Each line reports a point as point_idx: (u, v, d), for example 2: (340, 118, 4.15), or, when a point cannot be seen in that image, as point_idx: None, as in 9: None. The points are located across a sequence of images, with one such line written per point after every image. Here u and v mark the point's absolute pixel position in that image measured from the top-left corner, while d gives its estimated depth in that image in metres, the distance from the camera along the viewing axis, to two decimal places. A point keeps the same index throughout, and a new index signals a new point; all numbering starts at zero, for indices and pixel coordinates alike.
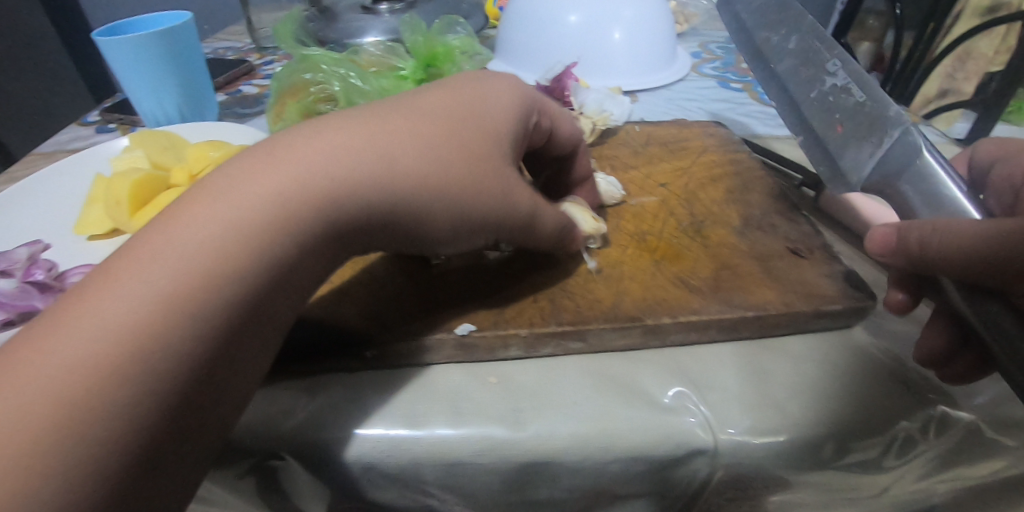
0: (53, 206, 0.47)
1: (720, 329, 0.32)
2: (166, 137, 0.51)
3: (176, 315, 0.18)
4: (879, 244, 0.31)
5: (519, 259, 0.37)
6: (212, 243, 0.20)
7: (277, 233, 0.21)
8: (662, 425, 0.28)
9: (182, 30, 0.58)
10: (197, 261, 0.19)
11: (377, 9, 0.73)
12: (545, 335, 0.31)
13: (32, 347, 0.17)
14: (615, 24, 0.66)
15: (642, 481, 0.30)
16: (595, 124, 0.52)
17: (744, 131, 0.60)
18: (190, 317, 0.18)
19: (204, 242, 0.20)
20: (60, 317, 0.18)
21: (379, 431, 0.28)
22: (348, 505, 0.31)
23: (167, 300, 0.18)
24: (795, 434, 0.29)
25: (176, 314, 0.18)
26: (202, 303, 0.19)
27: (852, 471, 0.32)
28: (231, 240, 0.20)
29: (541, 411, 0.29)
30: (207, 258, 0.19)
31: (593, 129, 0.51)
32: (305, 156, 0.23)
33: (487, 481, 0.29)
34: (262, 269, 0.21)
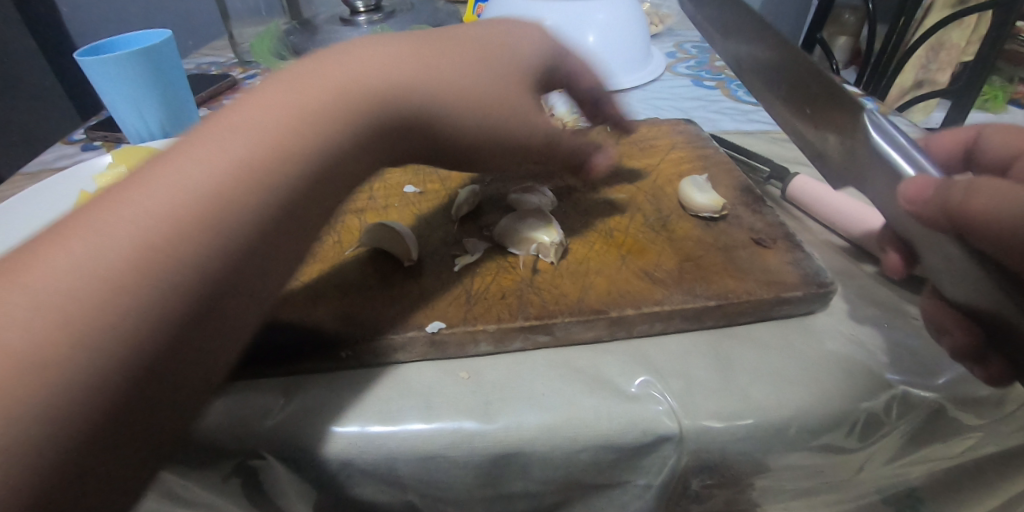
0: (39, 223, 0.48)
1: (684, 318, 0.34)
2: (147, 152, 0.52)
3: (156, 251, 0.21)
4: (919, 195, 0.29)
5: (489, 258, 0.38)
6: (189, 187, 0.23)
7: (216, 196, 0.23)
8: (627, 412, 0.29)
9: (162, 48, 0.59)
10: (147, 226, 0.21)
11: (356, 21, 0.74)
12: (513, 330, 0.32)
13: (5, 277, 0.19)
14: (589, 28, 0.67)
15: (613, 469, 0.31)
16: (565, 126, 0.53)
17: (716, 127, 0.62)
18: (145, 278, 0.20)
19: (154, 207, 0.22)
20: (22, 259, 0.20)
21: (352, 428, 0.29)
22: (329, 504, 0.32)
23: (115, 262, 0.20)
24: (756, 416, 0.30)
25: (128, 280, 0.20)
26: (198, 244, 0.22)
27: (817, 451, 0.33)
28: (173, 203, 0.22)
29: (510, 404, 0.30)
30: (153, 222, 0.21)
31: None
32: (220, 141, 0.25)
33: (460, 473, 0.30)
34: (218, 232, 0.23)
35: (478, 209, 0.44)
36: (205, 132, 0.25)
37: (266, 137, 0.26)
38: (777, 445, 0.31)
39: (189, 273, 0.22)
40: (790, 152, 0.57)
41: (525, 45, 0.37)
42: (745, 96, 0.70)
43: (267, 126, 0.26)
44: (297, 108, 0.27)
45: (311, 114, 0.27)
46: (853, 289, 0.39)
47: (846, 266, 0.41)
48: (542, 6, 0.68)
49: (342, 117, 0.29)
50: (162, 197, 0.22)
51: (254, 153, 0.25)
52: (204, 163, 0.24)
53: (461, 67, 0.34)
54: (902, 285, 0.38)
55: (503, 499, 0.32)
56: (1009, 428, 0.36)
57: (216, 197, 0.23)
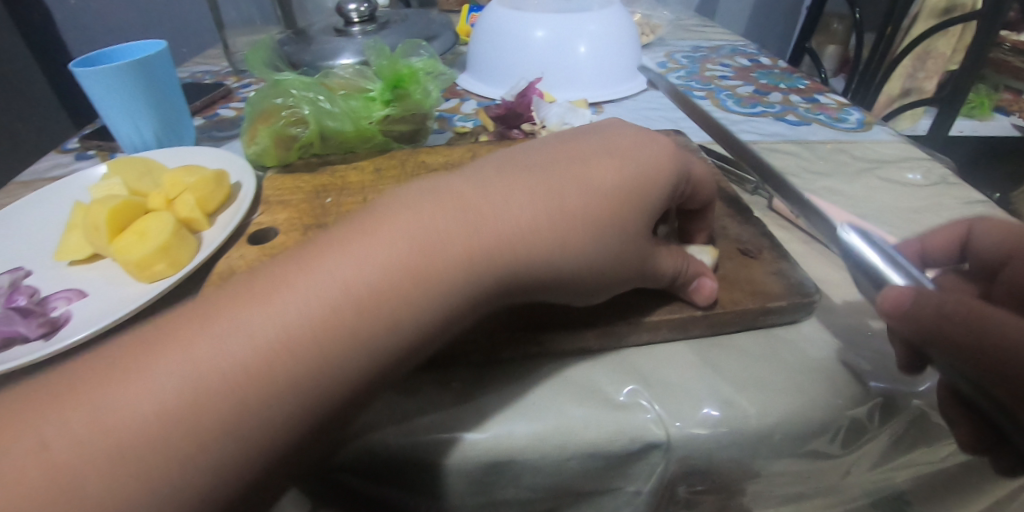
0: (34, 233, 0.48)
1: (671, 328, 0.34)
2: (141, 163, 0.52)
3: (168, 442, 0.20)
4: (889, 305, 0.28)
5: None
6: (215, 372, 0.21)
7: (237, 397, 0.21)
8: (616, 421, 0.30)
9: (157, 58, 0.59)
10: (157, 414, 0.20)
11: (350, 32, 0.75)
12: (504, 340, 0.33)
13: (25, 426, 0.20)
14: (581, 39, 0.68)
15: (603, 476, 0.32)
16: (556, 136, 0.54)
17: (705, 137, 0.63)
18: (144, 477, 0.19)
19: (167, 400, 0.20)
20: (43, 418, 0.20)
21: (343, 440, 0.29)
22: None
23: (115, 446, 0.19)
24: (741, 423, 0.30)
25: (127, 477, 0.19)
26: (220, 440, 0.20)
27: (801, 457, 0.34)
28: (183, 400, 0.20)
29: (500, 413, 0.30)
30: (166, 417, 0.20)
31: None
32: (245, 328, 0.22)
33: (453, 482, 0.30)
34: (238, 427, 0.21)
35: None
36: (225, 311, 0.23)
37: (306, 314, 0.23)
38: (761, 450, 0.32)
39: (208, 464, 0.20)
40: (777, 162, 0.58)
41: (665, 155, 0.33)
42: (734, 106, 0.72)
43: (296, 310, 0.23)
44: (341, 274, 0.24)
45: (349, 282, 0.24)
46: (838, 297, 0.40)
47: (832, 275, 0.42)
48: (535, 17, 0.69)
49: (416, 285, 0.25)
50: (189, 368, 0.21)
51: (284, 337, 0.22)
52: (235, 342, 0.22)
53: (621, 179, 0.31)
54: None
55: (495, 507, 0.33)
56: None
57: (246, 381, 0.21)
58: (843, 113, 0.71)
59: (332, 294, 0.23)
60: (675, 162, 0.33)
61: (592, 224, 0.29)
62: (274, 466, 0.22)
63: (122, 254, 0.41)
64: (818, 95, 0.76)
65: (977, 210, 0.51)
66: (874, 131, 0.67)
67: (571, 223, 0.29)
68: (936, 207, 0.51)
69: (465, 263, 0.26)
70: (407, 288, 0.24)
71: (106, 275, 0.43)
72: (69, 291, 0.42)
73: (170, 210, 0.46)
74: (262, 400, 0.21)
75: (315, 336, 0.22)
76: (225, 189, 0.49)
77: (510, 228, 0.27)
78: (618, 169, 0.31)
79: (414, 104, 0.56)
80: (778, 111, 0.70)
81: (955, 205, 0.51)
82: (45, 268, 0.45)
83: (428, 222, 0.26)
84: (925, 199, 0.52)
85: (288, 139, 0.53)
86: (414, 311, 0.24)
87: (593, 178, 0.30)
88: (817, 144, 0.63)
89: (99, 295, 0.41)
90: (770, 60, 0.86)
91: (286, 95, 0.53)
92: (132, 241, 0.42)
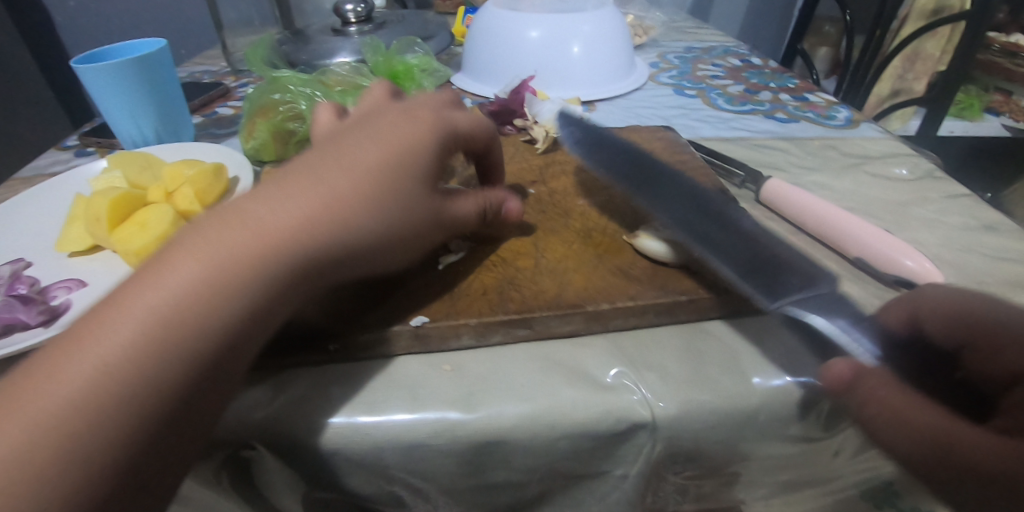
0: (35, 226, 0.49)
1: (657, 313, 0.35)
2: (142, 158, 0.53)
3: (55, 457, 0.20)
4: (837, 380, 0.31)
5: (472, 255, 0.39)
6: (65, 392, 0.21)
7: (105, 394, 0.21)
8: (602, 401, 0.31)
9: (156, 56, 0.60)
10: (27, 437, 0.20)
11: (347, 32, 0.76)
12: (494, 324, 0.34)
13: None
14: (574, 39, 0.70)
15: (590, 458, 0.33)
16: (548, 132, 0.54)
17: (696, 135, 0.64)
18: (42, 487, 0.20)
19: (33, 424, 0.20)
20: None
21: (336, 421, 0.30)
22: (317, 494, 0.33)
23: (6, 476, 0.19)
24: (724, 404, 0.31)
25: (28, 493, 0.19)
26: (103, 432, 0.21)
27: (784, 441, 0.34)
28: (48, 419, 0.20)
29: (490, 395, 0.31)
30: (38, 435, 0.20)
31: (546, 137, 0.54)
32: (81, 351, 0.22)
33: (444, 462, 0.31)
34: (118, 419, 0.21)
35: None
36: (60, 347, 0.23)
37: (142, 309, 0.23)
38: (745, 432, 0.33)
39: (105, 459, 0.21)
40: (766, 158, 0.60)
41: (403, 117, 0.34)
42: (724, 104, 0.73)
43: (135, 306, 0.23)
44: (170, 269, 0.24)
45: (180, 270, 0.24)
46: None
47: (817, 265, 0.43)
48: (528, 18, 0.70)
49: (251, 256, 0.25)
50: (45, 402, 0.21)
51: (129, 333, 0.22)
52: (80, 358, 0.22)
53: (384, 144, 0.31)
54: (868, 283, 0.40)
55: (485, 490, 0.34)
56: None
57: (99, 382, 0.21)
58: (833, 112, 0.72)
59: (253, 226, 0.26)
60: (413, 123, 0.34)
61: (376, 187, 0.30)
62: (174, 433, 0.23)
63: (122, 245, 0.42)
64: (809, 93, 0.77)
65: (961, 203, 0.52)
66: (863, 129, 0.68)
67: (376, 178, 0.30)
68: (921, 201, 0.52)
69: (291, 227, 0.27)
70: (259, 258, 0.25)
71: (106, 265, 0.44)
72: (70, 281, 0.42)
73: (170, 202, 0.47)
74: (123, 385, 0.22)
75: (165, 321, 0.23)
76: (223, 182, 0.50)
77: (312, 200, 0.28)
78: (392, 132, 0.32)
79: None
80: (768, 109, 0.72)
81: (940, 199, 0.53)
82: (46, 260, 0.45)
83: (234, 213, 0.27)
84: (911, 193, 0.53)
85: (285, 133, 0.54)
86: (250, 276, 0.25)
87: (348, 152, 0.31)
88: (805, 141, 0.64)
89: (99, 285, 0.42)
90: (762, 60, 0.88)
91: (285, 92, 0.55)
92: (132, 232, 0.43)
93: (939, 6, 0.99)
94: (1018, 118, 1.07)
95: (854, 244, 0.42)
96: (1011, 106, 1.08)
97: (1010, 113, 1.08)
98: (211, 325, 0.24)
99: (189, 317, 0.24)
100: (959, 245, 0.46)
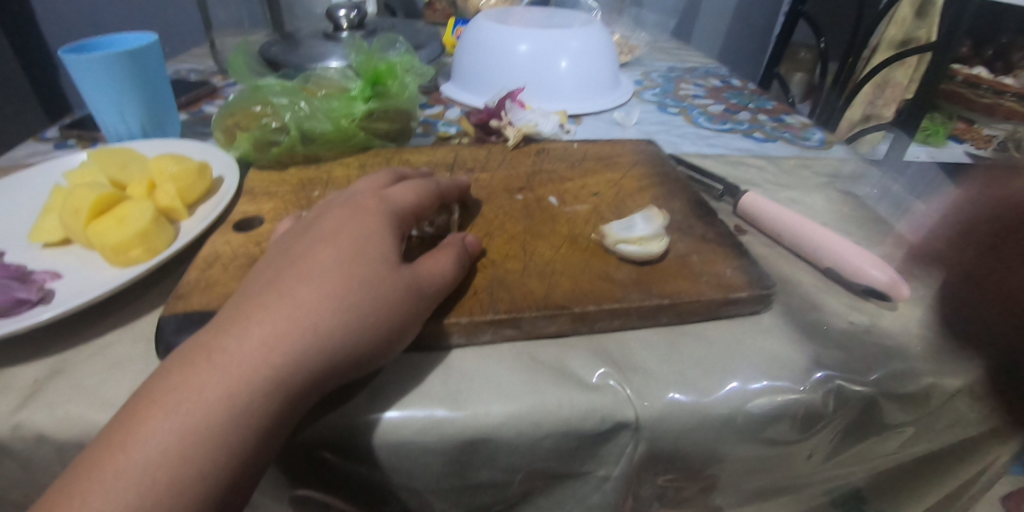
0: (13, 215, 0.48)
1: (640, 315, 0.37)
2: (121, 152, 0.50)
3: (207, 439, 0.24)
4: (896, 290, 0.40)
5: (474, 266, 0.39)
6: (209, 419, 0.24)
7: (243, 417, 0.25)
8: (587, 400, 0.32)
9: (148, 52, 0.60)
10: (172, 450, 0.23)
11: (338, 37, 0.77)
12: (483, 323, 0.35)
13: (78, 483, 0.23)
14: (562, 54, 0.72)
15: (574, 458, 0.33)
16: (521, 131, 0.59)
17: (678, 150, 0.67)
18: (187, 467, 0.23)
19: (176, 429, 0.24)
20: (81, 480, 0.23)
21: (321, 419, 0.30)
22: (313, 486, 0.34)
23: (162, 455, 0.23)
24: (705, 406, 0.32)
25: (178, 467, 0.23)
26: (239, 431, 0.24)
27: (766, 444, 0.36)
28: (182, 427, 0.24)
29: (477, 394, 0.32)
30: (179, 442, 0.23)
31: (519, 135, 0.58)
32: (224, 390, 0.25)
33: (430, 461, 0.32)
34: (259, 416, 0.25)
35: (469, 220, 0.45)
36: (198, 407, 0.24)
37: (254, 365, 0.25)
38: (725, 434, 0.34)
39: (251, 437, 0.25)
40: (743, 174, 0.62)
41: (334, 214, 0.34)
42: (705, 122, 0.76)
43: (266, 359, 0.26)
44: (296, 324, 0.27)
45: (292, 333, 0.27)
46: (794, 294, 0.42)
47: (790, 274, 0.45)
48: (518, 31, 0.71)
49: (327, 319, 0.27)
50: (194, 411, 0.24)
51: (264, 381, 0.25)
52: (219, 387, 0.25)
53: (369, 226, 0.33)
54: (835, 294, 0.42)
55: (471, 489, 0.35)
56: (938, 426, 0.38)
57: (235, 421, 0.24)
58: (807, 133, 0.75)
59: (297, 286, 0.29)
60: (418, 197, 0.38)
61: (373, 258, 0.31)
62: (284, 419, 0.26)
63: (97, 238, 0.40)
64: (785, 115, 0.80)
65: (926, 222, 0.54)
66: (836, 150, 0.71)
67: (286, 263, 0.31)
68: (888, 219, 0.55)
69: (340, 280, 0.29)
70: (327, 314, 0.28)
71: (83, 259, 0.43)
72: (45, 272, 0.41)
73: (151, 198, 0.46)
74: (250, 409, 0.25)
75: (294, 368, 0.26)
76: (207, 182, 0.49)
77: (331, 279, 0.29)
78: (319, 230, 0.33)
79: (394, 101, 0.59)
80: (747, 128, 0.75)
81: (906, 217, 0.55)
82: (19, 251, 0.44)
83: (289, 298, 0.28)
84: (877, 211, 0.56)
85: (270, 140, 0.55)
86: (333, 327, 0.27)
87: (336, 235, 0.32)
88: (782, 158, 0.67)
89: (75, 278, 0.41)
90: (741, 82, 0.91)
91: (266, 103, 0.55)
92: (109, 225, 0.41)
93: (907, 38, 1.05)
94: (979, 146, 1.11)
95: (825, 255, 0.43)
96: (972, 134, 1.11)
97: (972, 141, 1.11)
98: (310, 363, 0.26)
99: (336, 316, 0.28)
100: (923, 259, 0.48)
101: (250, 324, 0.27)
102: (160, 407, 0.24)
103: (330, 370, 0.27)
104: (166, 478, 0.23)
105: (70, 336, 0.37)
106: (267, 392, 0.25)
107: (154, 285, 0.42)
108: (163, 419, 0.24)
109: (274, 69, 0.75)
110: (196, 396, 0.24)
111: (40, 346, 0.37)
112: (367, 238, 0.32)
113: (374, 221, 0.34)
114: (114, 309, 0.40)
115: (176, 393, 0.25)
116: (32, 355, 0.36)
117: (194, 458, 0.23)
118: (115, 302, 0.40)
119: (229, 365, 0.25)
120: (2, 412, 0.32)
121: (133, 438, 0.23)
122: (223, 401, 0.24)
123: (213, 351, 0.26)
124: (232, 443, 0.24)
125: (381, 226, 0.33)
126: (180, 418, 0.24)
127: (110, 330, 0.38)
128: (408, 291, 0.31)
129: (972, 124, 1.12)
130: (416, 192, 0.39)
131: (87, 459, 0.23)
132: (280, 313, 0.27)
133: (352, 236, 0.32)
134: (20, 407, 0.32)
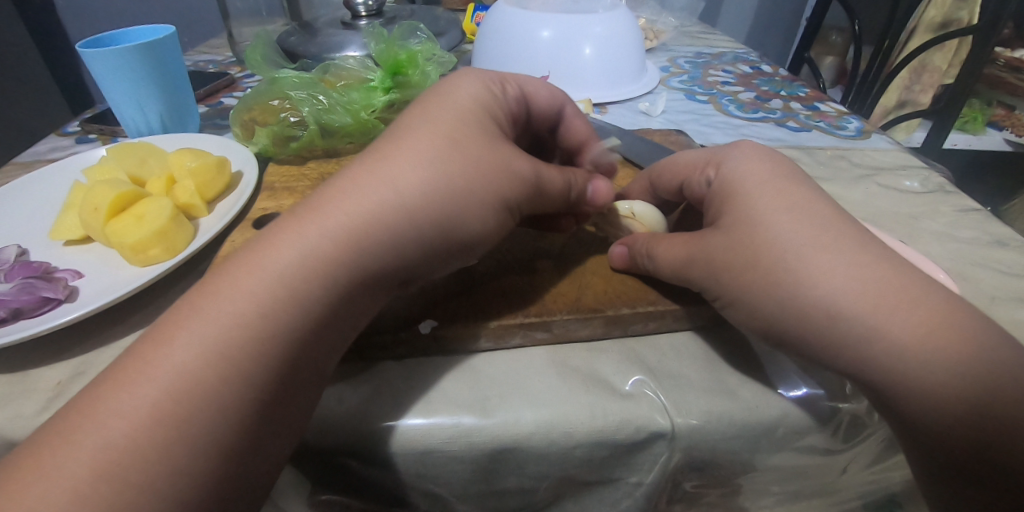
0: (36, 213, 0.48)
1: (676, 318, 0.35)
2: (140, 147, 0.50)
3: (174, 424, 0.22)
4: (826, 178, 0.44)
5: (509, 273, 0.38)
6: (175, 400, 0.23)
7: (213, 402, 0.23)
8: (623, 411, 0.30)
9: (165, 44, 0.59)
10: (135, 433, 0.22)
11: (356, 25, 0.75)
12: (512, 327, 0.34)
13: (46, 445, 0.22)
14: (586, 40, 0.69)
15: (605, 467, 0.32)
16: None
17: (707, 140, 0.64)
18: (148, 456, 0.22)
19: (141, 407, 0.22)
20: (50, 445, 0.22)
21: (342, 426, 0.29)
22: (340, 489, 0.33)
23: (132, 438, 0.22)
24: (744, 417, 0.31)
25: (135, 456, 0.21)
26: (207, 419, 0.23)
27: (808, 452, 0.34)
28: (147, 408, 0.22)
29: (506, 401, 0.31)
30: (145, 425, 0.22)
31: None
32: (189, 366, 0.23)
33: (457, 468, 0.31)
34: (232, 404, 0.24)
35: None
36: (167, 384, 0.23)
37: (223, 341, 0.24)
38: (763, 444, 0.32)
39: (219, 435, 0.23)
40: None
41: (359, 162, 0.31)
42: (735, 111, 0.73)
43: (235, 335, 0.24)
44: (269, 299, 0.25)
45: (266, 309, 0.25)
46: None
47: None
48: (540, 16, 0.69)
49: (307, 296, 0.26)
50: (161, 391, 0.23)
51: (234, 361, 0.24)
52: (188, 365, 0.23)
53: (383, 182, 0.30)
54: None
55: (498, 495, 0.34)
56: None
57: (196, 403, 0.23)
58: (844, 122, 0.71)
59: (287, 256, 0.27)
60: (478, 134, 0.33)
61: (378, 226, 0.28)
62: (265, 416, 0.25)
63: (117, 237, 0.40)
64: (820, 103, 0.76)
65: (973, 217, 0.51)
66: (874, 139, 0.68)
67: (292, 221, 0.28)
68: (934, 214, 0.52)
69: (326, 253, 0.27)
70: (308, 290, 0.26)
71: (102, 258, 0.42)
72: (67, 270, 0.41)
73: (170, 195, 0.45)
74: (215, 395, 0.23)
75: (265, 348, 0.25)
76: (226, 177, 0.48)
77: (319, 248, 0.27)
78: (338, 184, 0.30)
79: (415, 91, 0.58)
80: (779, 117, 0.71)
81: (952, 212, 0.52)
82: (40, 249, 0.44)
83: (270, 265, 0.26)
84: (920, 206, 0.53)
85: (289, 137, 0.54)
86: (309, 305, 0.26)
87: (346, 193, 0.29)
88: (817, 149, 0.64)
89: (96, 277, 0.40)
90: (772, 67, 0.87)
91: (285, 97, 0.55)
92: (128, 223, 0.40)
93: (948, 20, 0.99)
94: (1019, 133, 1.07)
95: None
96: (1013, 121, 1.07)
97: (1012, 128, 1.07)
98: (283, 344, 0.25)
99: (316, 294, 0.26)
100: (973, 258, 0.45)
101: (228, 290, 0.26)
102: (138, 379, 0.23)
103: (312, 329, 0.26)
104: (129, 461, 0.21)
105: (90, 337, 0.37)
106: (236, 376, 0.24)
107: (173, 283, 0.42)
108: (134, 391, 0.22)
109: (291, 60, 0.74)
110: (167, 370, 0.23)
111: (61, 347, 0.36)
112: (367, 177, 0.30)
113: (388, 172, 0.30)
114: (134, 309, 0.39)
115: (149, 360, 0.24)
116: (54, 355, 0.36)
117: (156, 445, 0.22)
118: (136, 301, 0.40)
119: (201, 340, 0.24)
120: (26, 413, 0.32)
121: (101, 408, 0.22)
122: (188, 381, 0.23)
123: (189, 319, 0.25)
124: (195, 434, 0.23)
125: (396, 180, 0.30)
126: (146, 396, 0.22)
127: (129, 330, 0.38)
128: (422, 235, 0.30)
129: (1012, 110, 1.08)
130: (486, 95, 0.36)
131: (61, 431, 0.22)
132: (257, 284, 0.26)
133: (340, 190, 0.29)
134: (43, 410, 0.32)
